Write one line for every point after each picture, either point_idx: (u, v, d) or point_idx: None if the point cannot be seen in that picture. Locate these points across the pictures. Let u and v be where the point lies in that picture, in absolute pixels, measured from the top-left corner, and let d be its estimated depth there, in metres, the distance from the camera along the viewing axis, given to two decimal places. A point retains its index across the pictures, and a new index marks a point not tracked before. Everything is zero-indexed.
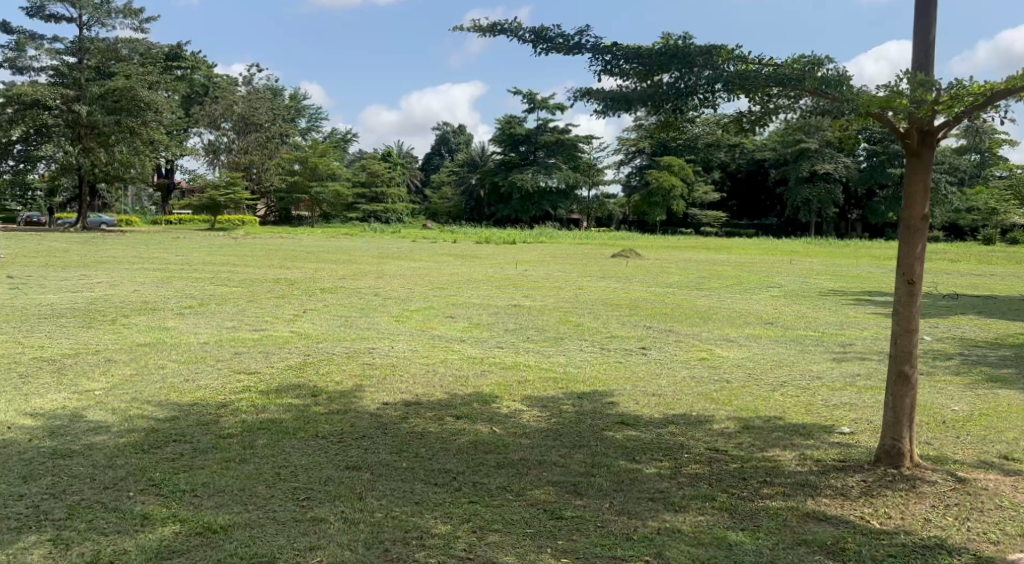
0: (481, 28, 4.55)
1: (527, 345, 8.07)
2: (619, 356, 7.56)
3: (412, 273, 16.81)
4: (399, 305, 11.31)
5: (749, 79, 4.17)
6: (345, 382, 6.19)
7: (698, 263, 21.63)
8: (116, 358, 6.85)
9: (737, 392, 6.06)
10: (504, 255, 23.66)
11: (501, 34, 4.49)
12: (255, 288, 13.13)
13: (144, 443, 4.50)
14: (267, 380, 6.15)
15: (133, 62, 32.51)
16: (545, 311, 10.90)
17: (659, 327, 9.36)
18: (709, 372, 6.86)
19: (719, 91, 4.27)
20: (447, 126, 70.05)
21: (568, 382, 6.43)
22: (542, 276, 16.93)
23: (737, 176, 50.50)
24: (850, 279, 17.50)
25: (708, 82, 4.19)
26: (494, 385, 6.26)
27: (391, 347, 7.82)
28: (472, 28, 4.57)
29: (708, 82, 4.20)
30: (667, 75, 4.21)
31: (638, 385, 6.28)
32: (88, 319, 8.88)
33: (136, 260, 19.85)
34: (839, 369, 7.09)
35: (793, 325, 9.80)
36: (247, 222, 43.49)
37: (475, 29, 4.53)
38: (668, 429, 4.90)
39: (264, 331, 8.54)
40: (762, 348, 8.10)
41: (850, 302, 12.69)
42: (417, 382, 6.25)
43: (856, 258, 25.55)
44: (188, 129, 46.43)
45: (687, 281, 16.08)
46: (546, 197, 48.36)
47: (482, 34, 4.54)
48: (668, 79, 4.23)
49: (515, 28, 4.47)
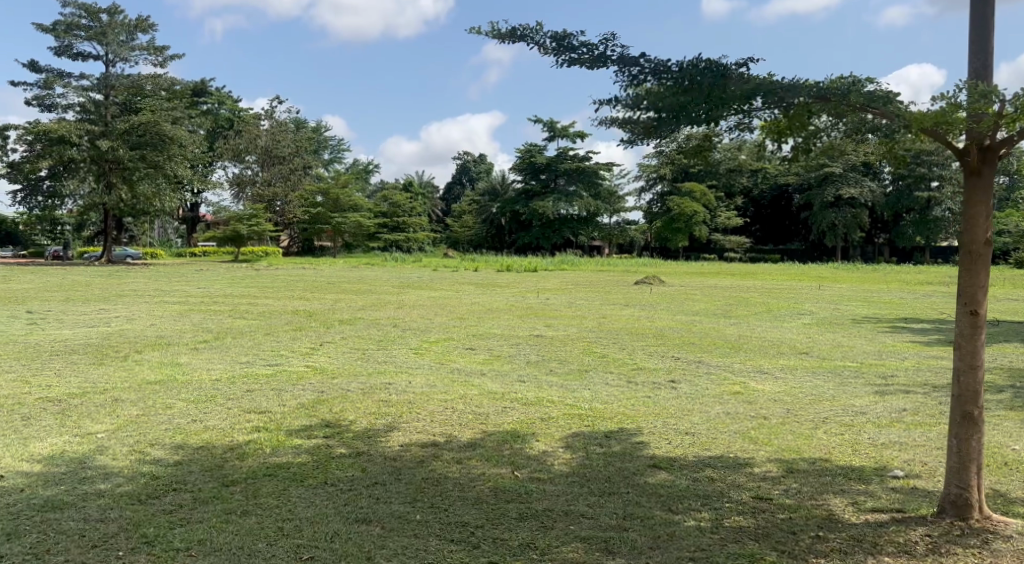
0: (499, 34, 4.27)
1: (550, 379, 7.74)
2: (647, 390, 7.20)
3: (433, 303, 16.54)
4: (417, 336, 11.01)
5: (789, 96, 3.84)
6: (359, 421, 5.86)
7: (725, 289, 21.24)
8: (124, 397, 6.59)
9: (776, 430, 5.72)
10: (526, 283, 23.38)
11: (520, 40, 4.20)
12: (272, 320, 12.91)
13: (141, 492, 4.21)
14: (278, 420, 5.85)
15: (157, 98, 32.79)
16: (568, 341, 10.56)
17: (688, 358, 8.99)
18: (745, 407, 6.50)
19: (757, 110, 3.94)
20: (468, 155, 70.35)
21: (594, 418, 6.09)
22: (565, 304, 16.57)
23: (760, 202, 50.04)
24: (882, 305, 17.00)
25: (745, 99, 3.85)
26: (517, 422, 5.93)
27: (409, 381, 7.51)
28: (488, 34, 4.30)
29: (744, 99, 3.86)
30: (697, 95, 3.88)
31: (669, 422, 5.94)
32: (99, 355, 8.66)
33: (156, 292, 19.75)
34: (883, 404, 6.68)
35: (828, 354, 9.40)
36: (270, 254, 43.68)
37: (491, 35, 4.25)
38: (705, 474, 4.58)
39: (278, 366, 8.27)
40: (798, 380, 7.71)
41: (886, 330, 12.23)
42: (435, 420, 5.92)
43: (886, 284, 24.96)
44: (213, 162, 46.88)
45: (714, 308, 15.67)
46: (566, 224, 48.36)
47: (500, 41, 4.26)
48: (698, 97, 3.89)
49: (535, 33, 4.17)
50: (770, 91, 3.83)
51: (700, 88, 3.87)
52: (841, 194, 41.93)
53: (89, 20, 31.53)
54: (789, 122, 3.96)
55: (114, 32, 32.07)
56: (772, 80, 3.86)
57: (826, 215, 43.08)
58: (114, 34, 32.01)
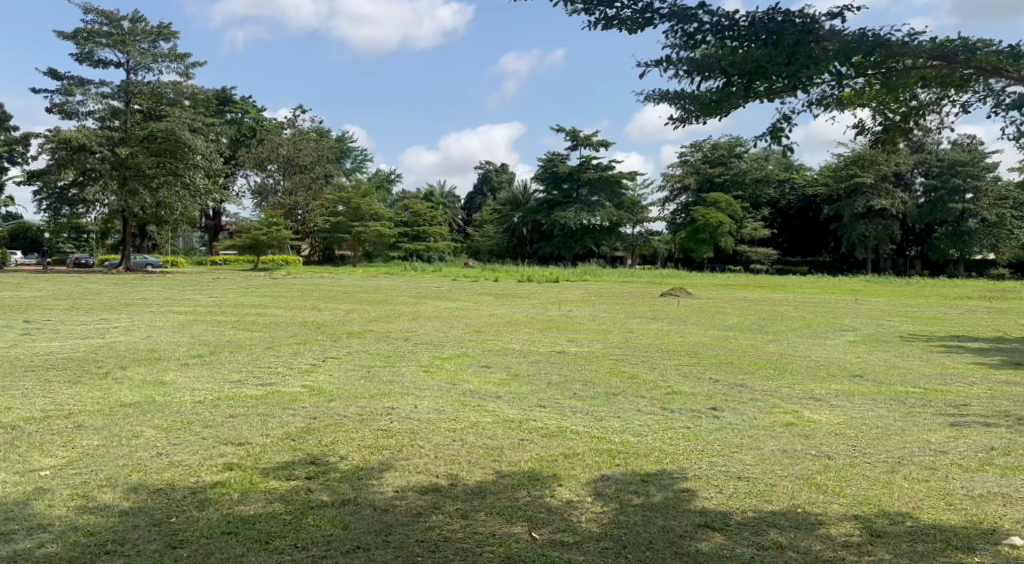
0: None
1: (574, 404, 6.83)
2: (686, 420, 6.25)
3: (450, 315, 15.65)
4: (429, 352, 10.13)
5: (900, 51, 3.09)
6: (352, 456, 5.01)
7: (757, 303, 20.20)
8: (88, 422, 5.78)
9: (846, 475, 4.82)
10: (547, 295, 22.43)
11: None
12: (277, 333, 12.06)
13: (64, 557, 3.39)
14: (255, 454, 4.99)
15: (179, 105, 32.10)
16: (595, 359, 9.58)
17: (730, 381, 7.99)
18: (802, 444, 5.58)
19: (848, 76, 3.17)
20: (489, 164, 69.60)
21: (627, 456, 5.17)
22: (586, 317, 15.65)
23: (788, 212, 48.71)
24: (926, 321, 15.91)
25: (840, 62, 3.06)
26: (535, 460, 5.04)
27: (415, 406, 6.62)
28: None
29: (840, 60, 3.06)
30: (773, 52, 3.06)
31: (715, 462, 5.03)
32: (77, 371, 7.89)
33: (164, 302, 19.00)
34: (966, 441, 5.72)
35: (885, 378, 8.38)
36: (291, 263, 43.17)
37: None
38: (771, 538, 3.70)
39: (271, 386, 7.42)
40: (859, 410, 6.75)
41: (941, 349, 11.13)
42: (440, 457, 5.03)
43: (925, 298, 23.77)
44: (236, 171, 46.47)
45: (747, 323, 14.63)
46: (588, 234, 47.30)
47: None
48: (779, 53, 3.06)
49: None
50: (876, 44, 3.06)
51: (779, 49, 3.09)
52: (872, 206, 40.60)
53: (110, 26, 31.17)
54: (892, 89, 3.27)
55: (134, 39, 31.71)
56: (876, 37, 3.10)
57: (857, 226, 41.60)
58: (134, 42, 31.64)
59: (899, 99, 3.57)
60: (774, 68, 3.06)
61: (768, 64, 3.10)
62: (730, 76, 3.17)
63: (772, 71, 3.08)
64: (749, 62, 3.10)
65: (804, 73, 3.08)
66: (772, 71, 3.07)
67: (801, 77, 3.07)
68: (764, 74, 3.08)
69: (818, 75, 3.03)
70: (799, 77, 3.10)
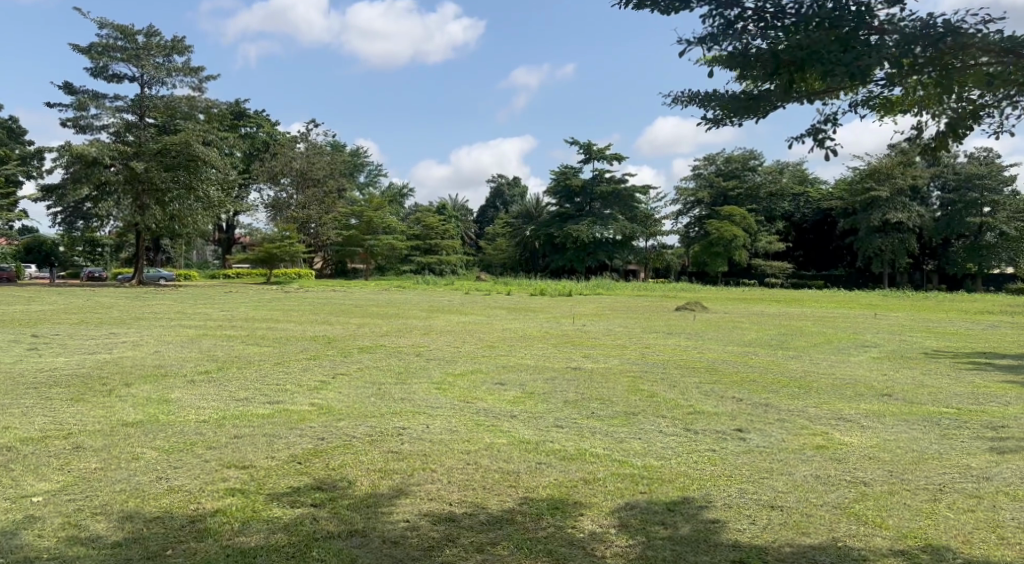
0: None
1: (593, 425, 6.53)
2: (711, 442, 5.95)
3: (462, 330, 15.39)
4: (441, 368, 9.85)
5: (961, 40, 3.05)
6: (361, 481, 4.75)
7: (774, 317, 19.85)
8: (86, 444, 5.54)
9: (885, 503, 4.54)
10: (562, 308, 22.13)
11: None
12: (287, 348, 11.83)
13: None
14: (258, 480, 4.74)
15: (194, 119, 32.04)
16: (612, 377, 9.27)
17: (754, 401, 7.67)
18: (836, 469, 5.28)
19: (904, 69, 3.15)
20: (501, 178, 69.47)
21: (651, 482, 4.88)
22: (601, 331, 15.35)
23: (802, 225, 48.28)
24: (949, 337, 15.53)
25: (898, 50, 3.04)
26: (554, 486, 4.76)
27: (427, 426, 6.35)
28: None
29: (898, 49, 3.04)
30: (824, 37, 3.09)
31: (745, 490, 4.74)
32: (79, 388, 7.66)
33: (174, 316, 18.80)
34: (1011, 467, 5.39)
35: (916, 397, 8.03)
36: (303, 276, 43.01)
37: None
38: None
39: (278, 404, 7.18)
40: (892, 432, 6.43)
41: (969, 367, 10.78)
42: (454, 482, 4.77)
43: (946, 313, 23.28)
44: (249, 184, 46.48)
45: (766, 338, 14.26)
46: (601, 247, 46.95)
47: None
48: (828, 36, 3.11)
49: None
50: (934, 37, 3.05)
51: (834, 39, 3.10)
52: (888, 219, 40.14)
53: (126, 41, 31.31)
54: (950, 84, 3.21)
55: (149, 54, 31.79)
56: (934, 28, 3.07)
57: (872, 240, 41.09)
58: (149, 56, 31.73)
59: (956, 102, 3.50)
60: (824, 58, 3.08)
61: (819, 52, 3.11)
62: (779, 62, 3.21)
63: (824, 61, 3.09)
64: (801, 49, 3.13)
65: (860, 61, 3.05)
66: (824, 61, 3.08)
67: (858, 65, 3.05)
68: (816, 63, 3.09)
69: (874, 66, 3.05)
70: (857, 65, 3.06)
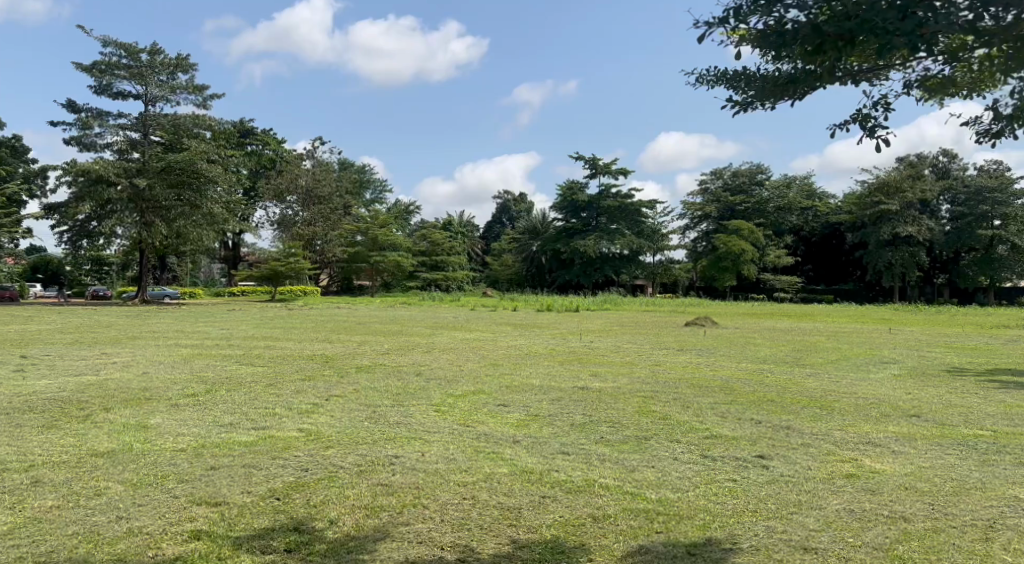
0: None
1: (602, 452, 6.02)
2: (730, 472, 5.41)
3: (466, 347, 14.91)
4: (442, 389, 9.35)
5: None
6: (342, 521, 4.25)
7: (787, 332, 19.29)
8: (45, 478, 5.07)
9: (934, 545, 4.02)
10: (568, 324, 21.63)
11: None
12: (283, 368, 11.34)
13: None
14: (227, 520, 4.26)
15: (201, 137, 31.70)
16: (621, 397, 8.77)
17: (774, 424, 7.12)
18: (872, 503, 4.75)
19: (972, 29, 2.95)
20: (508, 194, 69.27)
21: (668, 519, 4.38)
22: (609, 348, 14.84)
23: (811, 239, 47.78)
24: (967, 352, 14.94)
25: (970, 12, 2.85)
26: (559, 524, 4.28)
27: (421, 454, 5.87)
28: None
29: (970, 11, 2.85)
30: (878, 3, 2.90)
31: (775, 529, 4.22)
32: (54, 415, 7.18)
33: (173, 335, 18.36)
34: None
35: (947, 419, 7.48)
36: (309, 293, 42.61)
37: None
38: None
39: (264, 430, 6.70)
40: (927, 458, 5.89)
41: (995, 385, 10.21)
42: (446, 522, 4.27)
43: (960, 327, 22.68)
44: (255, 203, 46.23)
45: (780, 355, 13.73)
46: (608, 262, 46.47)
47: None
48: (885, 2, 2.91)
49: None
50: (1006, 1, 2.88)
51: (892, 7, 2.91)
52: (898, 233, 39.53)
53: (130, 59, 31.09)
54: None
55: (153, 71, 31.57)
56: None
57: (883, 253, 40.43)
58: (153, 74, 31.51)
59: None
60: (880, 27, 2.89)
61: (876, 19, 2.91)
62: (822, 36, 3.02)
63: (881, 30, 2.91)
64: (850, 20, 2.95)
65: (924, 26, 2.87)
66: (882, 30, 2.90)
67: (920, 33, 2.87)
68: (871, 33, 2.90)
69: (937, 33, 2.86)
70: (919, 33, 2.88)
